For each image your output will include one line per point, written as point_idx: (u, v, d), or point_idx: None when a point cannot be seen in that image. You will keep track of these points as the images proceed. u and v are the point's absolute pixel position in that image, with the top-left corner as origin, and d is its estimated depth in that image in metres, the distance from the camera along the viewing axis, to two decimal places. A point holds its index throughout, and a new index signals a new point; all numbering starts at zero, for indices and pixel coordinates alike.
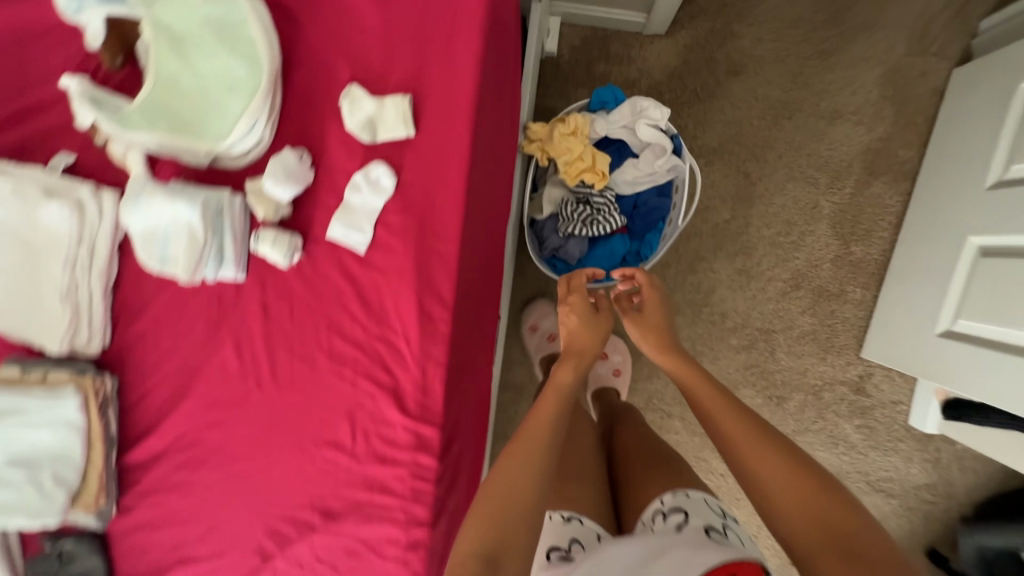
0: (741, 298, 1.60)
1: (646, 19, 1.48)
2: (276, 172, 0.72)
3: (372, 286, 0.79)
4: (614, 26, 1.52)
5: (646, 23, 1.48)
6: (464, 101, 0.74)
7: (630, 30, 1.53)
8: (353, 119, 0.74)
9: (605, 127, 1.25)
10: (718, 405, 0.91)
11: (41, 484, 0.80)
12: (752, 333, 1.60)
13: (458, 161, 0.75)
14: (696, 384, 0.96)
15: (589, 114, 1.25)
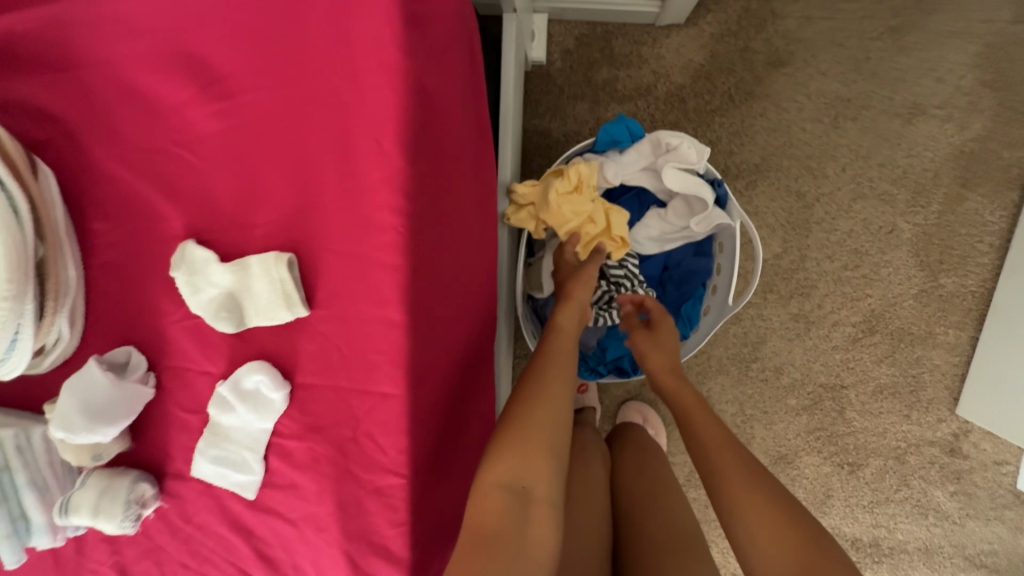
0: (799, 349, 1.27)
1: (660, 9, 1.12)
2: (73, 413, 0.43)
3: (278, 541, 0.49)
4: (616, 19, 1.17)
5: (660, 13, 1.13)
6: (388, 244, 0.43)
7: (638, 22, 1.18)
8: (200, 299, 0.44)
9: (618, 173, 0.91)
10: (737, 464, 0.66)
11: None
12: (815, 390, 1.28)
13: (391, 344, 0.44)
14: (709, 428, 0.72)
15: (595, 157, 0.91)
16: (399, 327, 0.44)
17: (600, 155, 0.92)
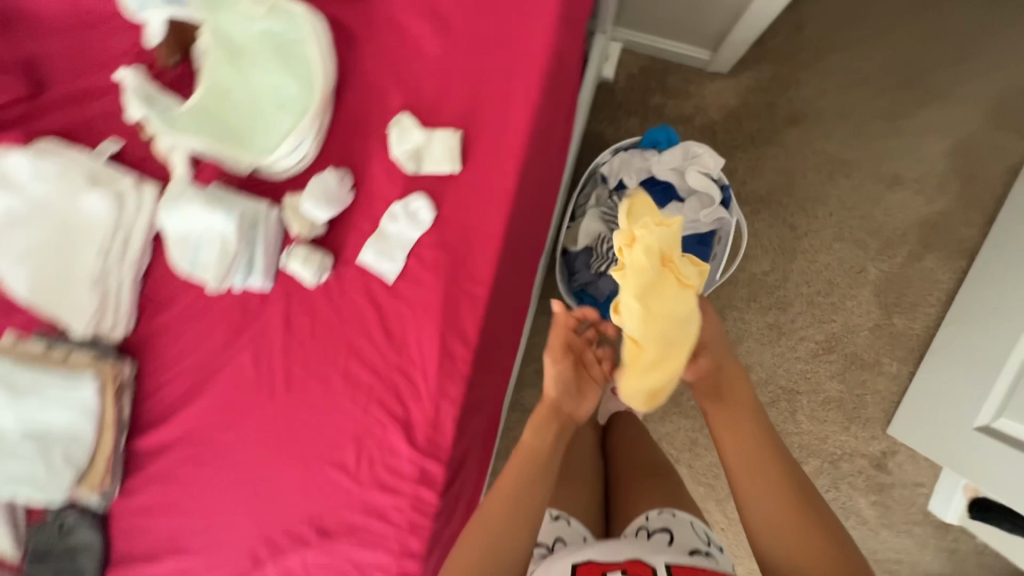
0: (768, 354, 1.53)
1: (710, 56, 1.43)
2: (315, 193, 0.72)
3: (396, 317, 0.77)
4: (675, 59, 1.48)
5: (710, 60, 1.43)
6: (515, 140, 0.72)
7: (692, 65, 1.49)
8: (399, 149, 0.72)
9: (653, 166, 1.22)
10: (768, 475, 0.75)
11: (51, 460, 0.81)
12: (775, 391, 1.53)
13: (500, 201, 0.73)
14: (751, 440, 0.78)
15: (638, 152, 1.24)
16: (509, 191, 0.72)
17: (643, 151, 1.24)
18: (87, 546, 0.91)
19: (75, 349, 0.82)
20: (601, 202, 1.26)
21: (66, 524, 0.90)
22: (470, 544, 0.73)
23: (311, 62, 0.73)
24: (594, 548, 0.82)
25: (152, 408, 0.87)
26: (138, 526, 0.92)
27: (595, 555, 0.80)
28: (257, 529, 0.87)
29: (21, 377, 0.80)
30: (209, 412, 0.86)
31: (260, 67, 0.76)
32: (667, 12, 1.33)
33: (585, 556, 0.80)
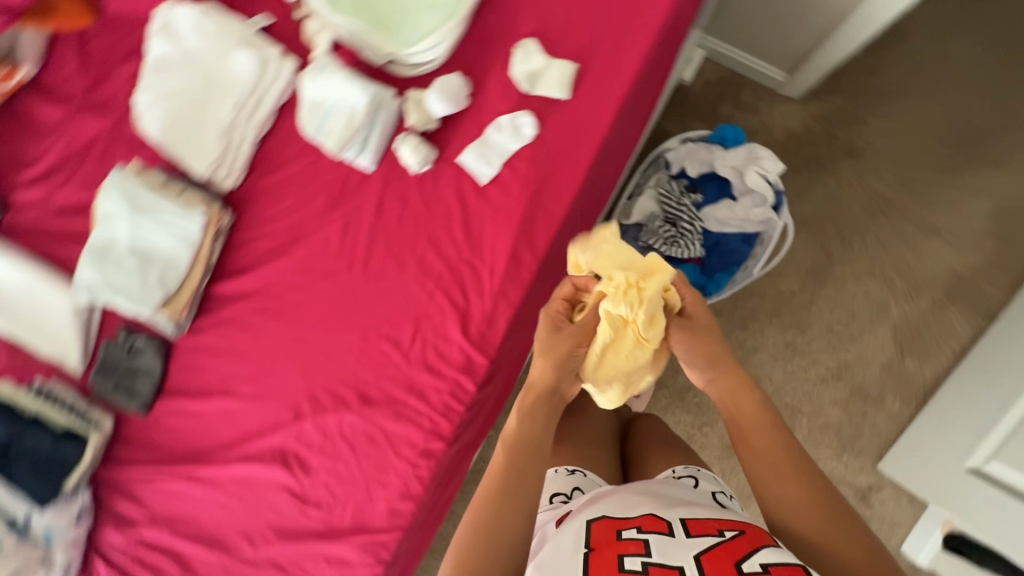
0: (779, 369, 1.59)
1: (785, 78, 1.52)
2: (439, 89, 0.82)
3: (478, 217, 0.86)
4: (750, 76, 1.57)
5: (784, 82, 1.52)
6: (622, 82, 0.81)
7: (766, 85, 1.57)
8: (519, 68, 0.82)
9: (717, 161, 1.30)
10: (787, 486, 0.70)
11: (147, 278, 0.91)
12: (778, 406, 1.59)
13: (596, 132, 0.82)
14: (766, 452, 0.73)
15: (706, 145, 1.31)
16: (606, 126, 0.82)
17: (710, 145, 1.32)
18: (150, 369, 1.02)
19: (189, 190, 0.93)
20: (660, 185, 1.34)
21: (135, 347, 1.02)
22: (482, 509, 0.70)
23: None
24: (606, 508, 0.81)
25: (239, 259, 0.97)
26: (197, 364, 1.01)
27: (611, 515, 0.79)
28: (304, 385, 0.96)
29: (144, 197, 0.90)
30: (288, 272, 0.95)
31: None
32: (757, 27, 1.42)
33: (602, 513, 0.79)
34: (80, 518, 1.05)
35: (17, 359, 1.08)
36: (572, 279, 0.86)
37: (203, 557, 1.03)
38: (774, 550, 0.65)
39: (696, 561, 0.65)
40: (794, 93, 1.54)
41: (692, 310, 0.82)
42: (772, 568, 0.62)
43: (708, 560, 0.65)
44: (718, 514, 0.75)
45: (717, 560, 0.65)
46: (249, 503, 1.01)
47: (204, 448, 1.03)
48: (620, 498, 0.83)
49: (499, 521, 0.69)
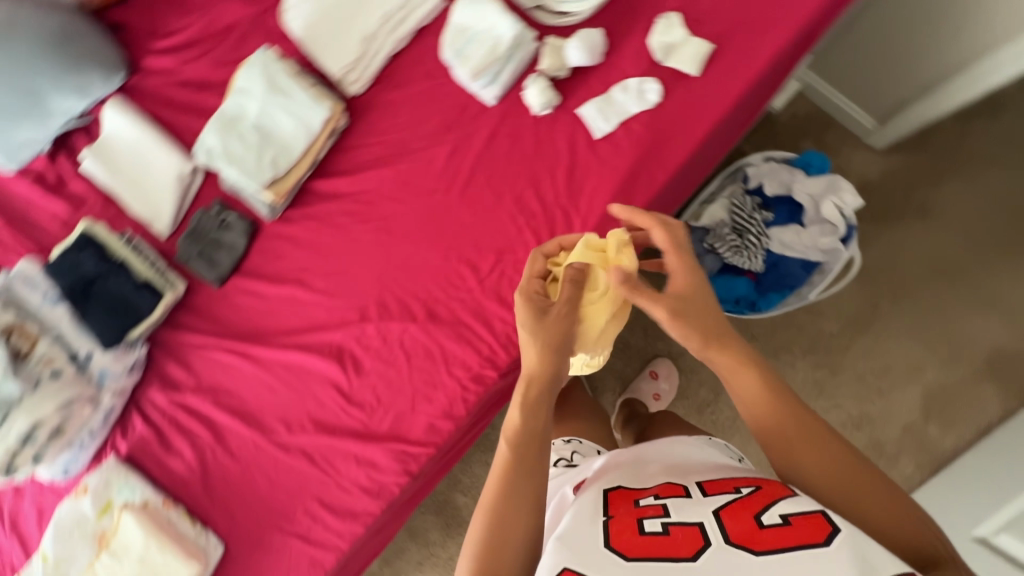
0: None
1: (874, 126, 1.55)
2: (580, 40, 0.87)
3: (583, 168, 0.90)
4: (839, 118, 1.60)
5: (873, 129, 1.55)
6: (751, 72, 0.85)
7: (854, 130, 1.60)
8: (658, 38, 0.86)
9: (796, 185, 1.33)
10: (810, 465, 0.62)
11: (263, 156, 0.97)
12: None
13: (715, 113, 0.86)
14: (778, 433, 0.64)
15: (790, 168, 1.35)
16: (726, 109, 0.86)
17: (793, 168, 1.35)
18: (234, 246, 1.06)
19: (322, 86, 0.99)
20: (733, 196, 1.37)
21: (226, 223, 1.07)
22: (494, 489, 0.63)
23: None
24: (613, 478, 0.74)
25: (344, 161, 1.03)
26: (278, 250, 1.07)
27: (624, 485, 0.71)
28: (376, 291, 1.01)
29: (283, 81, 0.97)
30: (387, 182, 1.00)
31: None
32: (861, 71, 1.46)
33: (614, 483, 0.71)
34: (132, 369, 1.10)
35: (112, 209, 1.14)
36: (542, 251, 0.80)
37: (239, 433, 1.08)
38: (794, 500, 0.58)
39: (717, 516, 0.58)
40: (880, 143, 1.56)
41: (673, 272, 0.69)
42: (792, 519, 0.55)
43: (728, 517, 0.57)
44: (731, 474, 0.69)
45: (737, 515, 0.57)
46: (295, 391, 1.05)
47: (264, 331, 1.07)
48: (623, 470, 0.76)
49: (510, 506, 0.62)
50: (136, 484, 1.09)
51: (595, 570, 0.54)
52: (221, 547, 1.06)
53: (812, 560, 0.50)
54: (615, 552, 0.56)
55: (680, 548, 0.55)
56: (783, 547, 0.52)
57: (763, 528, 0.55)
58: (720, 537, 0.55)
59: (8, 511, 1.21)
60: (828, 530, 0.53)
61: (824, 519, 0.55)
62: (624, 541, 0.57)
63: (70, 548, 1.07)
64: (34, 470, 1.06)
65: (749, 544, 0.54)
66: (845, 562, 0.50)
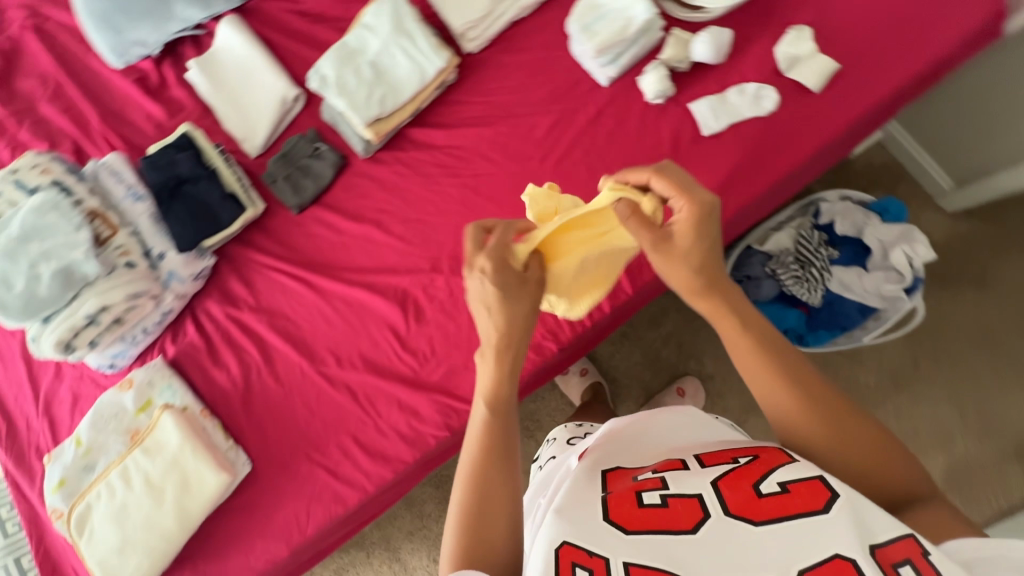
0: None
1: (950, 188, 1.52)
2: (709, 36, 0.88)
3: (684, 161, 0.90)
4: (916, 175, 1.58)
5: (948, 190, 1.52)
6: (871, 97, 0.85)
7: (926, 188, 1.58)
8: (784, 48, 0.87)
9: (868, 228, 1.32)
10: (794, 413, 0.58)
11: (372, 93, 1.00)
12: None
13: (826, 130, 0.87)
14: (759, 382, 0.60)
15: (865, 210, 1.35)
16: (839, 129, 0.86)
17: (869, 211, 1.35)
18: (321, 176, 1.09)
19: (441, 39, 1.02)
20: (802, 228, 1.37)
21: (319, 152, 1.09)
22: (472, 470, 0.58)
23: None
24: (602, 450, 0.67)
25: (446, 115, 1.05)
26: (362, 188, 1.09)
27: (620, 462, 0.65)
28: (453, 245, 1.03)
29: (408, 25, 1.00)
30: (484, 141, 1.02)
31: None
32: (949, 127, 1.44)
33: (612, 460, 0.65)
34: (198, 277, 1.11)
35: (209, 121, 1.17)
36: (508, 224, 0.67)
37: (287, 357, 1.09)
38: (793, 467, 0.52)
39: (715, 487, 0.52)
40: (951, 204, 1.53)
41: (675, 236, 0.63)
42: (792, 486, 0.50)
43: (727, 487, 0.51)
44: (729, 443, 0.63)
45: (735, 485, 0.51)
46: (352, 327, 1.06)
47: (332, 264, 1.09)
48: (613, 439, 0.69)
49: (486, 484, 0.57)
50: (178, 388, 1.10)
51: (597, 547, 0.48)
52: (248, 467, 1.06)
53: (815, 531, 0.45)
54: (613, 526, 0.50)
55: (679, 520, 0.50)
56: (786, 518, 0.47)
57: (763, 497, 0.50)
58: (719, 507, 0.50)
59: (48, 392, 1.22)
60: (828, 495, 0.48)
61: (823, 483, 0.49)
62: (622, 513, 0.51)
63: (101, 437, 1.08)
64: (82, 355, 1.06)
65: (749, 515, 0.48)
66: (848, 529, 0.45)
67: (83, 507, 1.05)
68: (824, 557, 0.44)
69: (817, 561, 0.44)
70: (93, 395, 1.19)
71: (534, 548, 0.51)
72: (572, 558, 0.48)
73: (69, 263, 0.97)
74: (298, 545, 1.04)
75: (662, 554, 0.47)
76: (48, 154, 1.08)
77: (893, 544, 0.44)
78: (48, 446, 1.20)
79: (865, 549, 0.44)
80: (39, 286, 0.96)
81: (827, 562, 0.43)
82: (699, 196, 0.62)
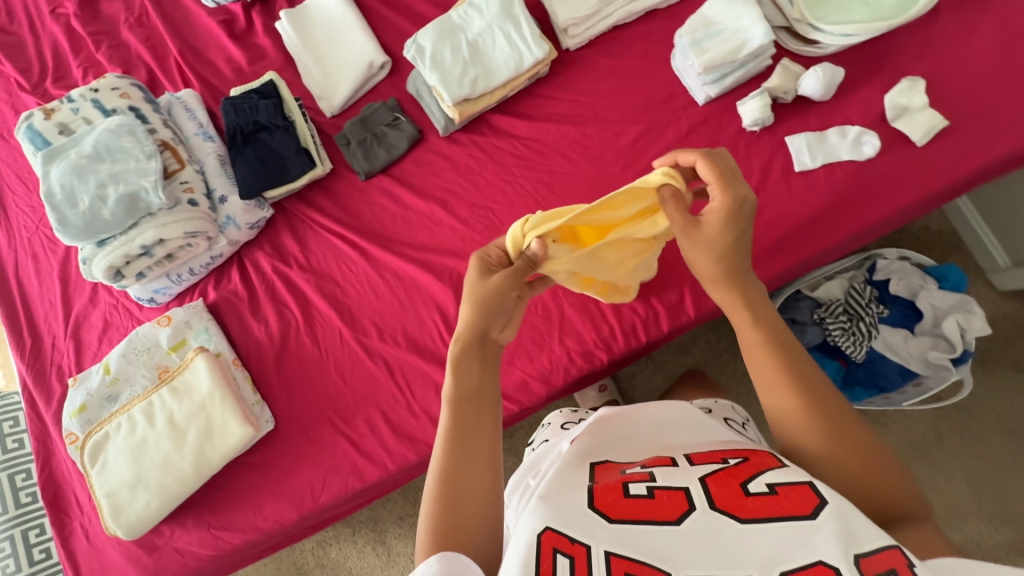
0: None
1: (1007, 265, 1.27)
2: (821, 71, 0.86)
3: (772, 193, 0.88)
4: (970, 245, 1.33)
5: (1001, 268, 1.28)
6: (977, 160, 0.83)
7: (979, 261, 1.33)
8: (893, 97, 0.86)
9: (920, 291, 1.22)
10: (792, 415, 0.59)
11: (465, 74, 0.99)
12: None
13: (926, 185, 0.84)
14: (764, 380, 0.61)
15: (920, 272, 1.24)
16: (938, 187, 0.84)
17: (925, 274, 1.24)
18: (395, 146, 1.08)
19: (542, 32, 1.02)
20: (853, 279, 1.28)
21: (397, 122, 1.08)
22: (445, 455, 0.57)
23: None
24: (589, 437, 0.67)
25: (533, 108, 1.04)
26: (434, 165, 1.07)
27: (608, 454, 0.64)
28: None
29: (513, 12, 1.00)
30: (569, 139, 1.00)
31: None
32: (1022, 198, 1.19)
33: (600, 453, 0.63)
34: (254, 227, 1.10)
35: (290, 74, 1.17)
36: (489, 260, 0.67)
37: (328, 321, 1.06)
38: (783, 472, 0.51)
39: (703, 483, 0.51)
40: (1004, 285, 1.28)
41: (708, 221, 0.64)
42: (780, 489, 0.49)
43: (715, 483, 0.51)
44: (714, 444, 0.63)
45: (723, 484, 0.50)
46: (399, 303, 1.04)
47: (389, 235, 1.07)
48: (601, 428, 0.69)
49: (463, 470, 0.56)
50: (214, 332, 1.08)
51: (580, 534, 0.46)
52: (271, 426, 1.04)
53: (799, 535, 0.44)
54: (598, 513, 0.48)
55: (664, 511, 0.49)
56: (772, 519, 0.46)
57: (748, 495, 0.49)
58: (706, 501, 0.49)
59: (79, 314, 1.20)
60: (816, 501, 0.47)
61: (811, 490, 0.48)
62: (607, 501, 0.50)
63: (130, 369, 1.07)
64: (128, 284, 1.05)
65: (735, 511, 0.47)
66: (831, 534, 0.43)
67: (100, 436, 1.04)
68: (808, 563, 0.42)
69: (799, 564, 0.42)
70: (123, 326, 1.17)
71: (516, 530, 0.49)
72: (553, 544, 0.46)
73: (136, 190, 0.96)
74: (308, 512, 1.01)
75: (646, 546, 0.46)
76: (129, 78, 1.07)
77: (880, 554, 0.42)
78: (69, 369, 1.17)
79: (848, 557, 0.42)
80: (103, 208, 0.95)
81: (809, 567, 0.42)
82: (736, 189, 0.64)
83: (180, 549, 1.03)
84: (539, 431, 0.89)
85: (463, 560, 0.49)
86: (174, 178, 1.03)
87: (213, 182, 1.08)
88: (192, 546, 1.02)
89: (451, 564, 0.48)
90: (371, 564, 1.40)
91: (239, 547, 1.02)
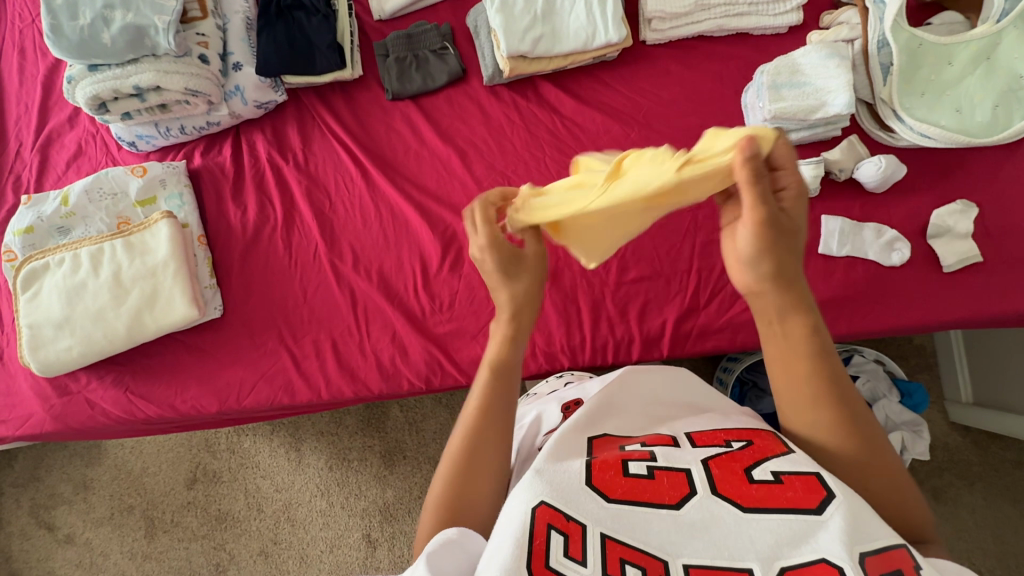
0: (376, 469, 1.35)
1: (966, 399, 1.25)
2: (884, 163, 0.81)
3: None
4: (940, 370, 1.31)
5: (960, 400, 1.26)
6: (996, 305, 0.81)
7: (943, 386, 1.30)
8: (940, 215, 0.83)
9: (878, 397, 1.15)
10: (826, 435, 0.51)
11: (531, 30, 0.92)
12: (313, 491, 1.36)
13: (937, 312, 0.82)
14: (796, 396, 0.53)
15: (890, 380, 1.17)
16: (949, 318, 0.82)
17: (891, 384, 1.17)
18: (434, 76, 1.00)
19: (624, 15, 0.95)
20: None
21: (444, 52, 1.01)
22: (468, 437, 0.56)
23: (1007, 130, 0.80)
24: (588, 403, 0.60)
25: (587, 90, 0.98)
26: (467, 110, 1.00)
27: (608, 424, 0.58)
28: None
29: None
30: (611, 136, 0.94)
31: (974, 77, 0.82)
32: (1015, 346, 1.14)
33: (600, 425, 0.58)
34: (261, 107, 1.02)
35: None
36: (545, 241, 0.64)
37: (307, 231, 1.01)
38: (788, 458, 0.49)
39: (706, 466, 0.49)
40: (956, 419, 1.26)
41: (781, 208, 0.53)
42: (784, 479, 0.47)
43: (717, 467, 0.49)
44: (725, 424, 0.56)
45: (727, 470, 0.48)
46: (384, 237, 0.99)
47: (398, 166, 1.01)
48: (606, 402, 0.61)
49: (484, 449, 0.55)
50: (187, 201, 1.01)
51: (575, 513, 0.46)
52: (217, 314, 0.99)
53: (803, 529, 0.43)
54: (595, 491, 0.47)
55: (663, 494, 0.47)
56: (775, 509, 0.45)
57: (752, 482, 0.47)
58: (707, 486, 0.47)
59: (53, 130, 1.11)
60: (823, 494, 0.45)
61: (819, 481, 0.46)
62: (605, 479, 0.48)
63: (89, 208, 1.01)
64: (111, 120, 0.98)
65: (736, 498, 0.46)
66: (837, 531, 0.42)
67: (39, 263, 0.98)
68: (808, 560, 0.41)
69: (798, 560, 0.41)
70: (96, 159, 1.09)
71: (507, 502, 0.48)
72: (548, 520, 0.45)
73: (144, 25, 0.89)
74: (229, 410, 0.97)
75: (640, 532, 0.45)
76: None
77: (884, 554, 0.41)
78: (27, 182, 1.09)
79: (854, 554, 0.41)
80: (104, 31, 0.89)
81: (811, 564, 0.41)
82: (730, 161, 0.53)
83: (91, 402, 0.99)
84: (538, 387, 0.87)
85: (476, 538, 0.50)
86: (192, 27, 0.96)
87: (232, 45, 1.00)
88: (104, 403, 0.99)
89: (452, 538, 0.48)
90: (280, 465, 1.39)
91: (150, 419, 0.99)
